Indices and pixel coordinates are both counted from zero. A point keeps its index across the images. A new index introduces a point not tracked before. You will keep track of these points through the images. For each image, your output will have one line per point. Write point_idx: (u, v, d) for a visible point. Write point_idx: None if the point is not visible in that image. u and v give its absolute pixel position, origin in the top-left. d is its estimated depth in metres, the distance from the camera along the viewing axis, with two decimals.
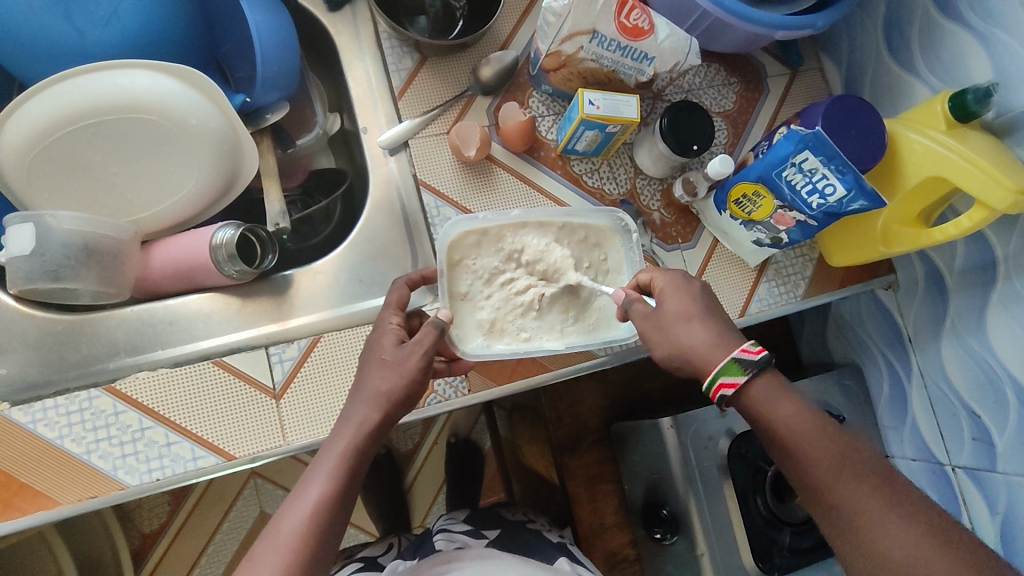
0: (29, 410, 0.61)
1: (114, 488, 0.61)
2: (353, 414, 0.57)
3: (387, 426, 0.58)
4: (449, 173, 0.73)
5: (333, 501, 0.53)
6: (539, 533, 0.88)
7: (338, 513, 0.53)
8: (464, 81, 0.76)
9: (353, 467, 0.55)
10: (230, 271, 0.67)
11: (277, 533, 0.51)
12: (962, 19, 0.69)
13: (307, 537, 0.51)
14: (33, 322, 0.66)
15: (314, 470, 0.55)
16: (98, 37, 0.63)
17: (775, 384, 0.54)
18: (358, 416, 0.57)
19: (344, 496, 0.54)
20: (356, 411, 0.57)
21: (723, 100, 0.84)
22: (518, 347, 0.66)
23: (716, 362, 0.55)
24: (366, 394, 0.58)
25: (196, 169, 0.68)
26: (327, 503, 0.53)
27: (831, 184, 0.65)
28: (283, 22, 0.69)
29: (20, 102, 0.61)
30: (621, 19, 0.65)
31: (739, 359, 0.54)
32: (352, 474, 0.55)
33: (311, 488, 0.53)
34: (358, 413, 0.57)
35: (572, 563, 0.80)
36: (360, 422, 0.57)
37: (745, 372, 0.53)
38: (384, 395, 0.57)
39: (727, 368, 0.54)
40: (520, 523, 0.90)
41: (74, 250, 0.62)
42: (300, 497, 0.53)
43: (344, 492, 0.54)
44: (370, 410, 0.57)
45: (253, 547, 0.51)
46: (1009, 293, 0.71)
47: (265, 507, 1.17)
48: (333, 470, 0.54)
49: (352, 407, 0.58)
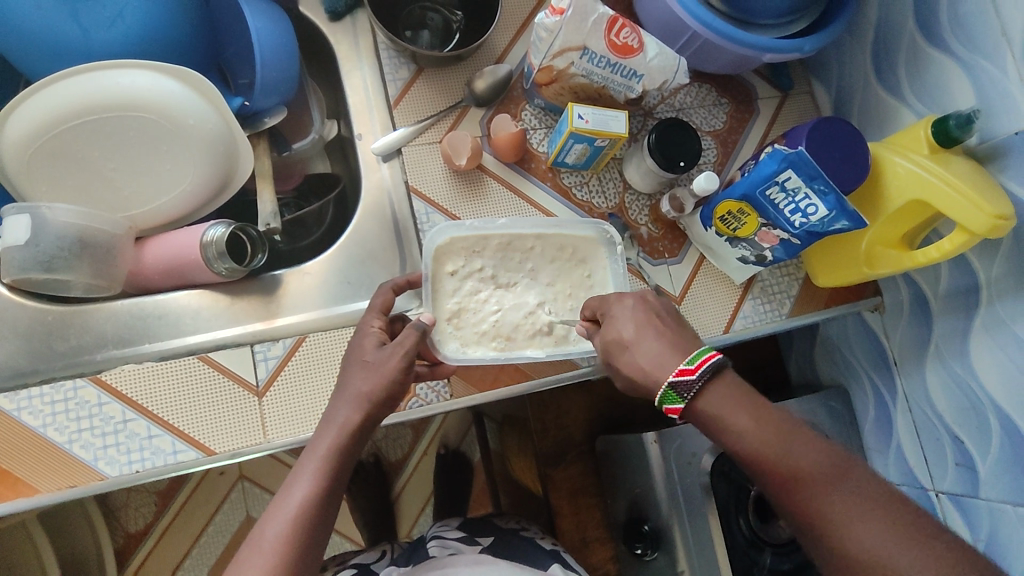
0: (15, 397, 0.62)
1: (93, 478, 0.61)
2: (335, 414, 0.58)
3: (368, 428, 0.59)
4: (440, 181, 0.75)
5: (318, 503, 0.53)
6: (532, 539, 0.87)
7: (322, 515, 0.53)
8: (458, 93, 0.78)
9: (336, 469, 0.56)
10: (220, 269, 0.68)
11: (262, 537, 0.51)
12: (946, 48, 0.70)
13: (293, 540, 0.51)
14: (25, 310, 0.67)
15: (298, 472, 0.55)
16: (103, 38, 0.66)
17: (725, 392, 0.52)
18: (340, 416, 0.58)
19: (328, 498, 0.54)
20: (338, 411, 0.58)
21: (713, 120, 0.85)
22: (500, 353, 0.67)
23: (658, 386, 0.54)
24: (347, 394, 0.59)
25: (192, 168, 0.69)
26: (312, 505, 0.53)
27: (813, 204, 0.67)
28: (284, 30, 0.71)
29: (25, 97, 0.63)
30: (611, 37, 0.67)
31: (674, 386, 0.52)
32: (335, 476, 0.55)
33: (295, 491, 0.53)
34: (341, 414, 0.58)
35: (563, 569, 0.79)
36: (341, 423, 0.57)
37: (682, 399, 0.52)
38: (365, 396, 0.58)
39: (666, 396, 0.53)
40: (512, 531, 0.90)
41: (68, 242, 0.64)
42: (284, 501, 0.53)
43: (329, 495, 0.54)
44: (351, 411, 0.58)
45: (238, 553, 0.51)
46: (992, 319, 0.72)
47: (251, 511, 1.17)
48: (316, 472, 0.54)
49: (334, 408, 0.59)
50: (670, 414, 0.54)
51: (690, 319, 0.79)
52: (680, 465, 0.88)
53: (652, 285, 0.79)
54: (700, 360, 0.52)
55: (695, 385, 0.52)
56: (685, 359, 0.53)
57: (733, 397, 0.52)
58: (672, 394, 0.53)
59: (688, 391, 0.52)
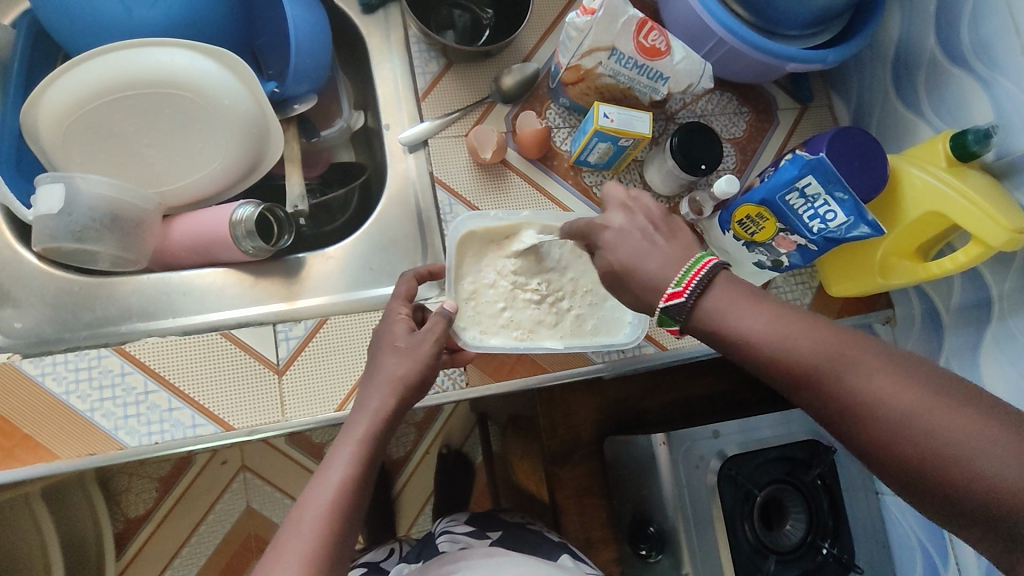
0: (39, 363, 0.62)
1: (113, 447, 0.62)
2: (369, 400, 0.58)
3: (400, 412, 0.60)
4: (464, 173, 0.76)
5: (355, 487, 0.54)
6: (540, 532, 0.88)
7: (358, 496, 0.54)
8: (486, 89, 0.79)
9: (371, 453, 0.56)
10: (248, 248, 0.69)
11: (301, 520, 0.52)
12: (967, 65, 0.72)
13: (331, 522, 0.52)
14: (53, 280, 0.68)
15: (335, 455, 0.56)
16: (143, 15, 0.67)
17: (721, 292, 0.50)
18: (374, 402, 0.58)
19: (364, 481, 0.55)
20: (373, 398, 0.58)
21: (733, 127, 0.87)
22: (521, 343, 0.68)
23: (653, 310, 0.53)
24: (380, 380, 0.59)
25: (224, 148, 0.71)
26: (349, 489, 0.54)
27: (832, 210, 0.68)
28: (320, 20, 0.73)
29: (65, 70, 0.64)
30: (639, 39, 0.69)
31: (666, 310, 0.51)
32: (371, 459, 0.56)
33: (332, 473, 0.54)
34: (375, 400, 0.58)
35: (573, 560, 0.80)
36: (376, 409, 0.58)
37: (676, 321, 0.51)
38: (398, 378, 0.59)
39: (662, 319, 0.52)
40: (520, 524, 0.90)
41: (100, 215, 0.65)
42: (322, 483, 0.54)
43: (364, 477, 0.55)
44: (385, 396, 0.58)
45: (278, 533, 0.52)
46: (1003, 333, 0.73)
47: (252, 501, 1.17)
48: (353, 456, 0.55)
49: (368, 394, 0.59)
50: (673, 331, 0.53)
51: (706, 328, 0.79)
52: (687, 469, 0.88)
53: None
54: (688, 280, 0.50)
55: (681, 309, 0.50)
56: (673, 282, 0.51)
57: (730, 295, 0.49)
58: (668, 320, 0.52)
59: (679, 313, 0.50)
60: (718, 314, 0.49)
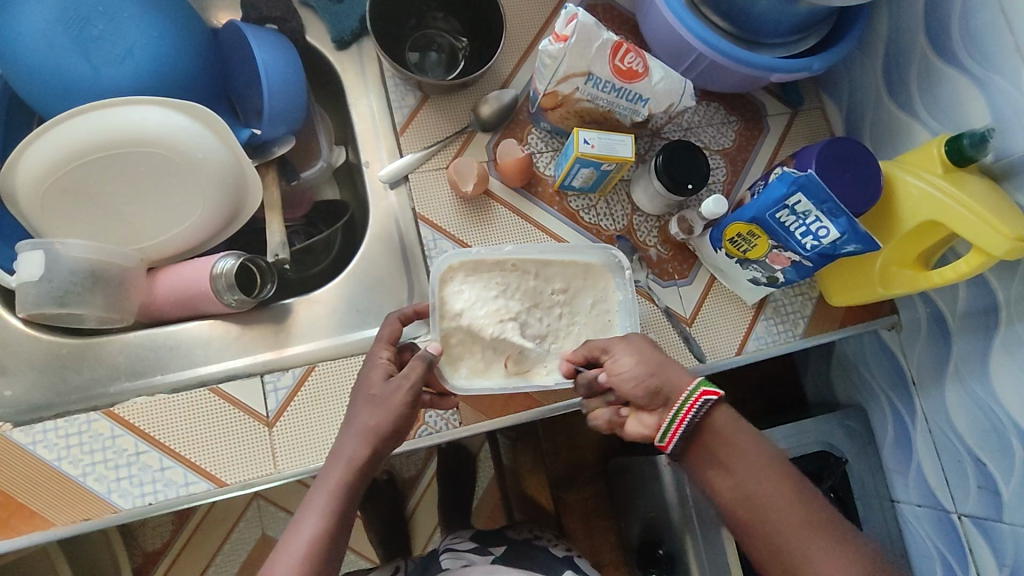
0: (30, 431, 0.62)
1: (107, 511, 0.62)
2: (341, 449, 0.58)
3: (375, 460, 0.59)
4: (448, 208, 0.75)
5: (328, 539, 0.54)
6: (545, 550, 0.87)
7: (331, 553, 0.54)
8: (464, 118, 0.78)
9: (345, 502, 0.56)
10: (229, 300, 0.69)
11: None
12: (958, 62, 0.69)
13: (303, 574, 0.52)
14: (39, 344, 0.69)
15: (308, 507, 0.56)
16: (113, 75, 0.67)
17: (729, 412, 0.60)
18: (347, 451, 0.57)
19: (336, 538, 0.55)
20: (346, 446, 0.58)
21: (721, 138, 0.84)
22: (505, 383, 0.67)
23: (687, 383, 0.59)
24: (354, 429, 0.58)
25: (202, 201, 0.70)
26: (320, 542, 0.54)
27: (825, 227, 0.65)
28: (292, 61, 0.72)
29: (36, 137, 0.64)
30: (615, 62, 0.67)
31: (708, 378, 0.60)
32: (345, 509, 0.56)
33: (304, 526, 0.54)
34: (347, 449, 0.57)
35: None
36: (349, 457, 0.57)
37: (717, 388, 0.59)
38: (371, 430, 0.58)
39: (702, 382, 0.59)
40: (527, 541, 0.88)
41: (80, 276, 0.65)
42: (294, 538, 0.54)
43: (339, 528, 0.55)
44: (358, 445, 0.57)
45: None
46: (1011, 338, 0.70)
47: (267, 529, 1.16)
48: (325, 507, 0.55)
49: (341, 442, 0.58)
50: (703, 396, 0.58)
51: (701, 342, 0.78)
52: None
53: (663, 308, 0.78)
54: None
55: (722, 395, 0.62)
56: None
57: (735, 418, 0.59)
58: None
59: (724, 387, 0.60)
60: (729, 428, 0.58)
